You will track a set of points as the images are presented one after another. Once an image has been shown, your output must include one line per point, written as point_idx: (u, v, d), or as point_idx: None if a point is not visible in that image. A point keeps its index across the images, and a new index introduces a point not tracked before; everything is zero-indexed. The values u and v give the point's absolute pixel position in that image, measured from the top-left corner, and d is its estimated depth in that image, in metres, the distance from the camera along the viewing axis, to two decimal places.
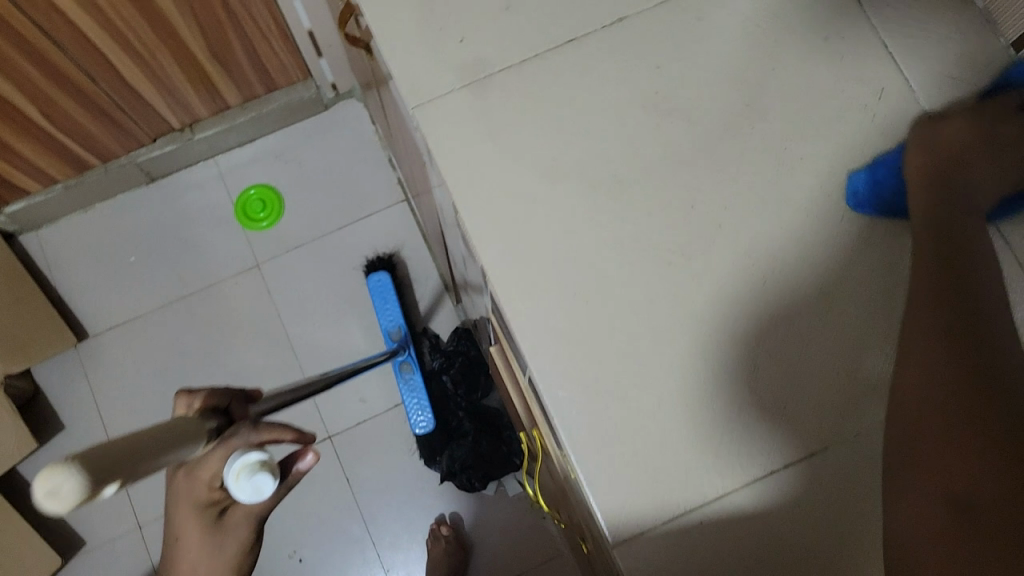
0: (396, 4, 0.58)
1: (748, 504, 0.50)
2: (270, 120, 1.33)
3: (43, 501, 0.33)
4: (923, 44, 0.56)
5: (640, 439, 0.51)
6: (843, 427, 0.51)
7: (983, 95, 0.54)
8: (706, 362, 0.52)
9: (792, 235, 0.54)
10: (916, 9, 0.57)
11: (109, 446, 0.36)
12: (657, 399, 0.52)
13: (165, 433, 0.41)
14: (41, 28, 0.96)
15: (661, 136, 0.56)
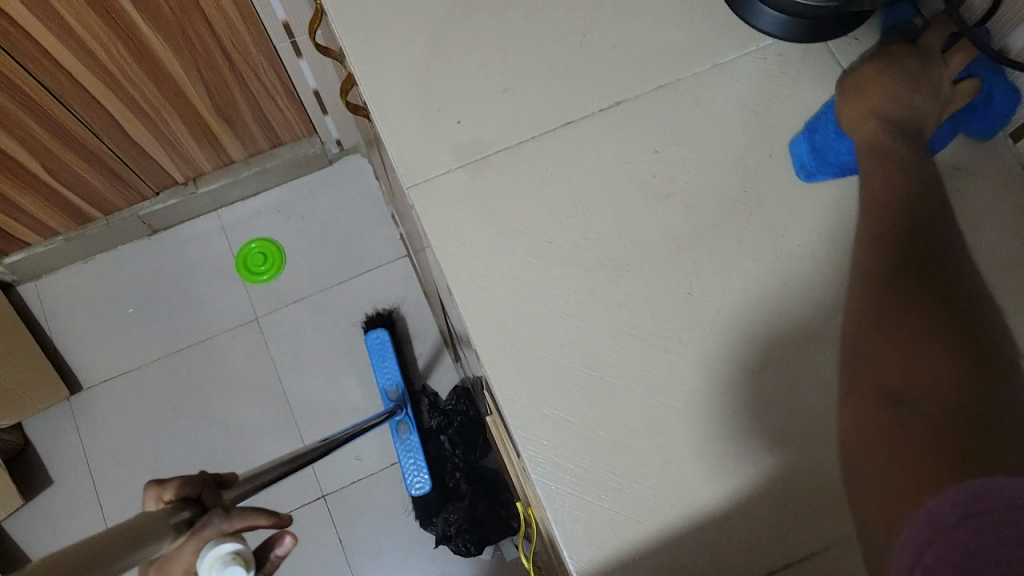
0: (395, 82, 0.58)
1: None
2: (274, 175, 1.34)
3: None
4: None
5: (634, 533, 0.49)
6: (844, 527, 0.49)
7: None
8: (705, 456, 0.50)
9: (795, 324, 0.53)
10: None
11: (51, 565, 0.33)
12: (653, 494, 0.50)
13: (116, 542, 0.37)
14: (48, 86, 0.98)
15: (660, 220, 0.55)
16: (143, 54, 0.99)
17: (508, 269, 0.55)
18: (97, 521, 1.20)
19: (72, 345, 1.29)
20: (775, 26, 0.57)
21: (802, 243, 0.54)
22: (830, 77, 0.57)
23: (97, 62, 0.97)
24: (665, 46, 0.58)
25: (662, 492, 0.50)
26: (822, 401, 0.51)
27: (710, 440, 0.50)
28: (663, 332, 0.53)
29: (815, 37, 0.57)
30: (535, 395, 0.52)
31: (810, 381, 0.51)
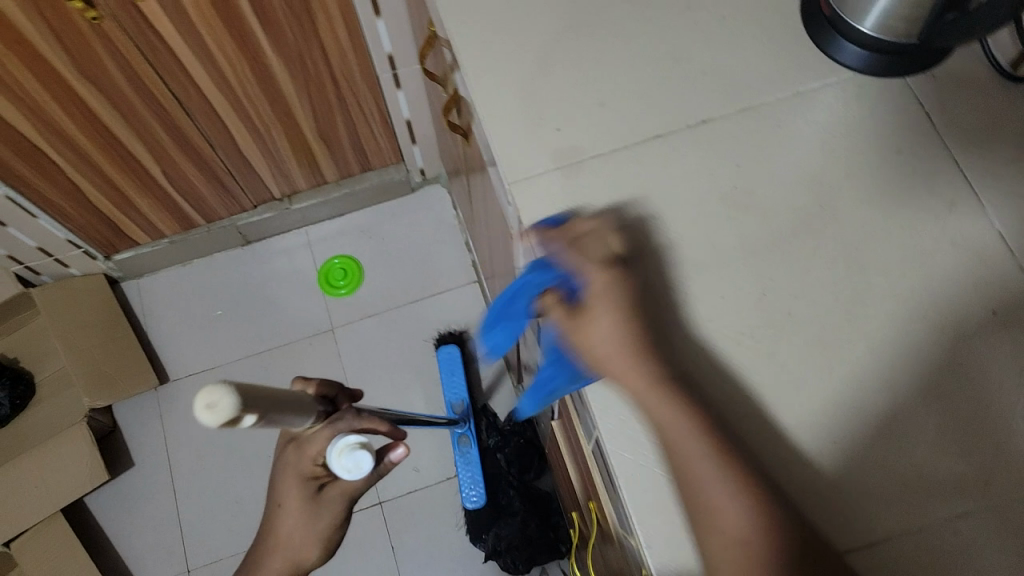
0: (504, 93, 0.66)
1: None
2: (361, 198, 1.44)
3: (203, 411, 0.41)
4: (996, 164, 0.60)
5: None
6: (908, 517, 0.51)
7: None
8: (769, 442, 0.54)
9: (859, 329, 0.57)
10: (987, 130, 0.61)
11: (245, 384, 0.45)
12: None
13: (278, 398, 0.50)
14: (179, 99, 1.10)
15: (738, 228, 0.61)
16: (264, 75, 1.10)
17: None
18: (171, 504, 1.30)
19: (164, 340, 1.39)
20: (856, 60, 0.64)
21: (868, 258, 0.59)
22: (899, 111, 0.63)
23: (224, 79, 1.09)
24: (746, 77, 0.65)
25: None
26: (880, 401, 0.55)
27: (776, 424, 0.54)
28: (735, 324, 0.58)
29: (895, 72, 0.63)
30: None
31: (873, 385, 0.55)
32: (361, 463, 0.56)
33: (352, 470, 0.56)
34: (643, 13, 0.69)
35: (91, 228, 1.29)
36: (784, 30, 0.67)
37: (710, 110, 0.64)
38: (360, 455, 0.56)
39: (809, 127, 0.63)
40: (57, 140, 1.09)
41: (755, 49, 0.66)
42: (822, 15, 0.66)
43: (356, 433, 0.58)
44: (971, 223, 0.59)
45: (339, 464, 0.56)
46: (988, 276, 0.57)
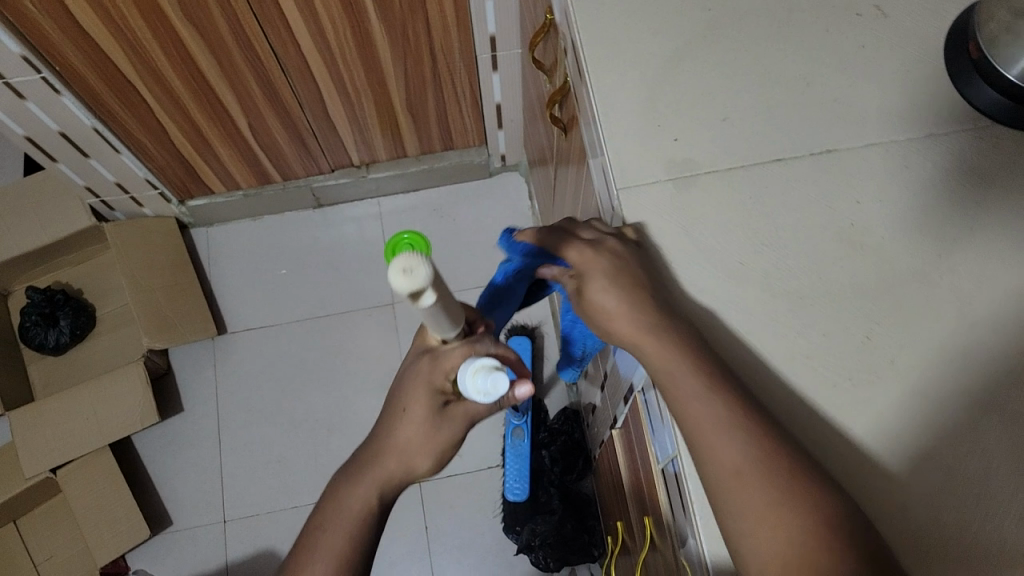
0: (625, 96, 0.63)
1: None
2: (437, 176, 1.42)
3: (396, 271, 0.50)
4: None
5: None
6: None
7: None
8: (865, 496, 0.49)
9: (982, 386, 0.51)
10: None
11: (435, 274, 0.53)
12: None
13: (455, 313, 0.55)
14: (276, 53, 1.08)
15: (857, 267, 0.56)
16: (364, 40, 1.08)
17: (701, 280, 0.57)
18: (214, 455, 1.31)
19: (225, 290, 1.40)
20: (996, 109, 0.58)
21: (998, 311, 0.53)
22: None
23: (323, 39, 1.07)
24: (883, 110, 0.61)
25: None
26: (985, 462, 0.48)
27: (878, 490, 0.49)
28: (845, 370, 0.53)
29: None
30: None
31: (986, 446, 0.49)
32: (494, 386, 0.52)
33: (485, 395, 0.52)
34: (781, 30, 0.65)
35: (170, 171, 1.30)
36: (930, 66, 0.63)
37: (843, 139, 0.60)
38: (496, 380, 0.52)
39: (945, 168, 0.59)
40: (151, 79, 1.08)
41: (899, 82, 0.62)
42: (966, 56, 0.60)
43: (495, 358, 0.54)
44: None
45: (472, 386, 0.52)
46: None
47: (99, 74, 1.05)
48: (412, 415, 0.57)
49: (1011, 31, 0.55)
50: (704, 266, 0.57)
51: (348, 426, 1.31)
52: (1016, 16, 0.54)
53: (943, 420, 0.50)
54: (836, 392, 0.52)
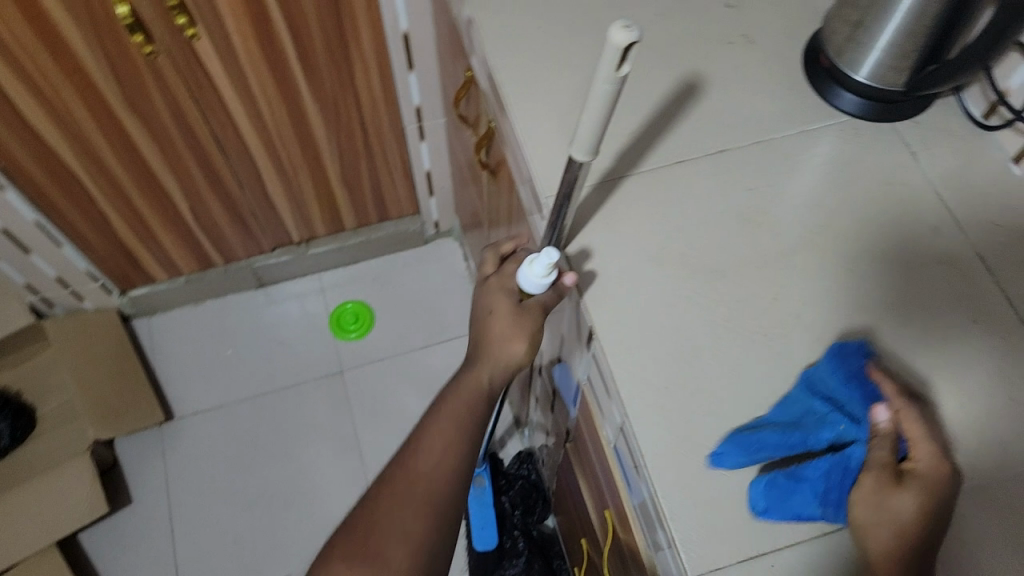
0: (541, 117, 0.72)
1: (819, 551, 0.53)
2: (376, 247, 1.49)
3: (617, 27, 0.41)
4: (973, 194, 0.67)
5: (720, 485, 0.55)
6: None
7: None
8: None
9: (863, 329, 0.61)
10: (966, 165, 0.68)
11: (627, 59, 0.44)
12: None
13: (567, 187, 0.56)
14: (217, 137, 1.15)
15: (753, 242, 0.65)
16: (298, 118, 1.17)
17: (627, 266, 0.64)
18: (168, 544, 1.27)
19: (172, 378, 1.40)
20: (853, 107, 0.71)
21: (866, 268, 0.64)
22: (890, 151, 0.70)
23: (261, 121, 1.15)
24: (762, 113, 0.72)
25: None
26: None
27: None
28: (751, 327, 0.61)
29: (888, 117, 0.71)
30: (642, 366, 0.60)
31: None
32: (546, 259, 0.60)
33: (539, 277, 0.61)
34: (672, 51, 0.75)
35: (112, 261, 1.32)
36: (793, 76, 0.74)
37: (728, 141, 0.70)
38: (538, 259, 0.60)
39: (811, 158, 0.70)
40: (94, 168, 1.13)
41: (769, 89, 0.73)
42: (820, 65, 0.72)
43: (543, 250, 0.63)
44: (954, 245, 0.64)
45: (533, 272, 0.61)
46: (975, 294, 0.62)
47: (44, 167, 1.10)
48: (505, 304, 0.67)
49: (851, 41, 0.68)
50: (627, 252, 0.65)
51: (306, 497, 1.31)
52: (853, 28, 0.67)
53: None
54: (746, 350, 0.60)
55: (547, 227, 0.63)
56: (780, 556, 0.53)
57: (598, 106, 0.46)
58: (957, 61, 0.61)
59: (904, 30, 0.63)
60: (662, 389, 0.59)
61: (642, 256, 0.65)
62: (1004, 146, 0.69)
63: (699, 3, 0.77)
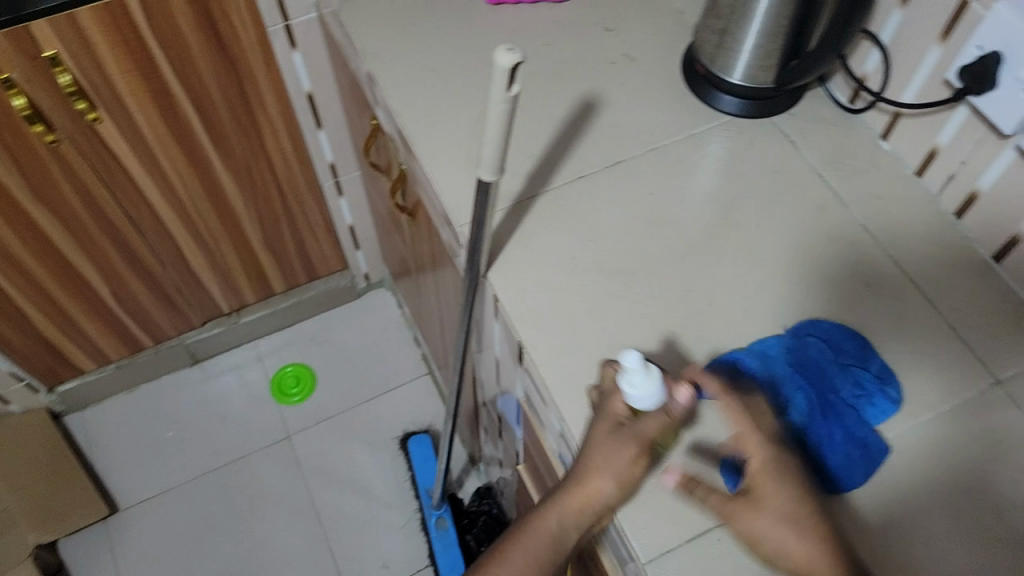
0: (446, 151, 0.75)
1: None
2: (309, 307, 1.50)
3: (501, 51, 0.44)
4: (849, 171, 0.72)
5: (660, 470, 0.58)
6: None
7: (898, 203, 0.70)
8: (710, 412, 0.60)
9: (769, 306, 0.65)
10: (841, 145, 0.74)
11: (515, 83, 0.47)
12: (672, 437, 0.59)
13: (479, 217, 0.59)
14: (131, 216, 1.15)
15: (659, 241, 0.69)
16: (213, 187, 1.17)
17: (546, 278, 0.67)
18: None
19: (112, 470, 1.36)
20: (733, 107, 0.76)
21: (764, 250, 0.68)
22: (771, 141, 0.75)
23: (175, 195, 1.15)
24: (652, 122, 0.76)
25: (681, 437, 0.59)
26: None
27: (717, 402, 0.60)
28: (669, 319, 0.64)
29: (766, 112, 0.76)
30: (572, 370, 0.62)
31: None
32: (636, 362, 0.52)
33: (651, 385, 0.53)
34: (562, 73, 0.79)
35: (35, 358, 1.28)
36: (675, 85, 0.79)
37: (625, 151, 0.74)
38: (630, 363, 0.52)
39: (702, 157, 0.74)
40: (6, 265, 1.10)
41: (655, 99, 0.78)
42: (697, 73, 0.78)
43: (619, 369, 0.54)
44: (839, 220, 0.69)
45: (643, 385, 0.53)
46: (864, 262, 0.67)
47: None
48: (599, 435, 0.55)
49: (720, 47, 0.73)
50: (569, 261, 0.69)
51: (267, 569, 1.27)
52: (718, 35, 0.73)
53: (748, 338, 0.63)
54: (666, 341, 0.63)
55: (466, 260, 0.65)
56: (722, 530, 0.55)
57: (496, 124, 0.48)
58: (812, 53, 0.67)
59: (762, 32, 0.69)
60: (593, 390, 0.61)
61: (558, 269, 0.67)
62: (870, 124, 0.75)
63: (579, 31, 0.82)
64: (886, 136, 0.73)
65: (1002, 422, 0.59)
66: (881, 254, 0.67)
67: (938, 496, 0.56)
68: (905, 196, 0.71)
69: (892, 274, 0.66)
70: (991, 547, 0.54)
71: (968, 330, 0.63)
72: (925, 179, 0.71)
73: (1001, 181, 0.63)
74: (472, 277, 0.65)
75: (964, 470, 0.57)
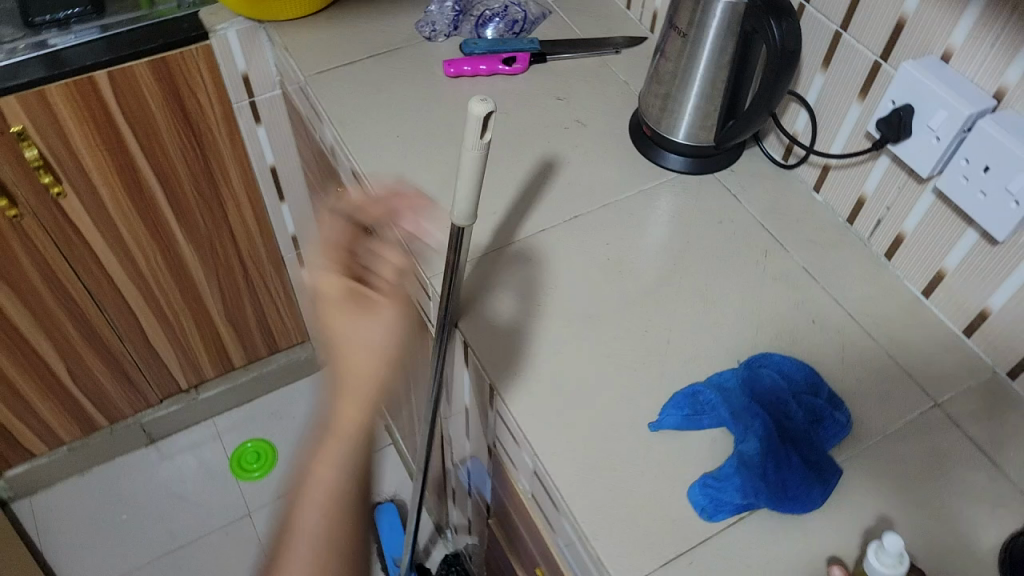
0: (412, 210, 0.78)
1: (728, 543, 0.58)
2: (268, 381, 1.49)
3: (476, 102, 0.50)
4: (788, 220, 0.78)
5: (631, 500, 0.60)
6: None
7: (834, 247, 0.76)
8: (676, 445, 0.63)
9: (723, 343, 0.69)
10: (779, 197, 0.80)
11: (482, 140, 0.52)
12: (641, 469, 0.62)
13: (450, 263, 0.62)
14: (90, 290, 1.14)
15: (618, 287, 0.73)
16: (175, 259, 1.18)
17: (512, 326, 0.70)
18: None
19: (61, 557, 1.30)
20: (680, 165, 0.82)
21: (716, 292, 0.73)
22: (716, 194, 0.81)
23: (137, 269, 1.16)
24: (606, 180, 0.82)
25: (649, 468, 0.62)
26: None
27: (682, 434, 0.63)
28: (630, 361, 0.68)
29: (709, 169, 0.82)
30: (543, 411, 0.65)
31: None
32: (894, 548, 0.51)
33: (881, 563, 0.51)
34: (519, 137, 0.84)
35: None
36: (624, 147, 0.85)
37: (580, 207, 0.79)
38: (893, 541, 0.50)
39: (654, 210, 0.79)
40: None
41: (607, 159, 0.83)
42: (645, 135, 0.84)
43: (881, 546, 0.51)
44: (784, 263, 0.75)
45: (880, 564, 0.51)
46: (807, 301, 0.72)
47: None
48: None
49: (664, 111, 0.80)
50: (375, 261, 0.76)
51: None
52: (662, 100, 0.79)
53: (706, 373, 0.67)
54: (628, 380, 0.67)
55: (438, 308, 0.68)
56: (694, 555, 0.57)
57: (469, 169, 0.54)
58: (747, 113, 0.73)
59: (704, 95, 0.75)
60: (565, 428, 0.64)
61: (524, 317, 0.71)
62: (803, 177, 0.81)
63: (533, 100, 0.88)
64: (818, 187, 0.80)
65: (945, 440, 0.63)
66: (822, 294, 0.72)
67: (894, 513, 0.60)
68: (839, 241, 0.77)
69: (835, 311, 0.71)
70: (943, 556, 0.58)
71: (906, 359, 0.68)
72: (856, 226, 0.77)
73: (922, 221, 0.69)
74: (444, 324, 0.68)
75: (914, 487, 0.61)
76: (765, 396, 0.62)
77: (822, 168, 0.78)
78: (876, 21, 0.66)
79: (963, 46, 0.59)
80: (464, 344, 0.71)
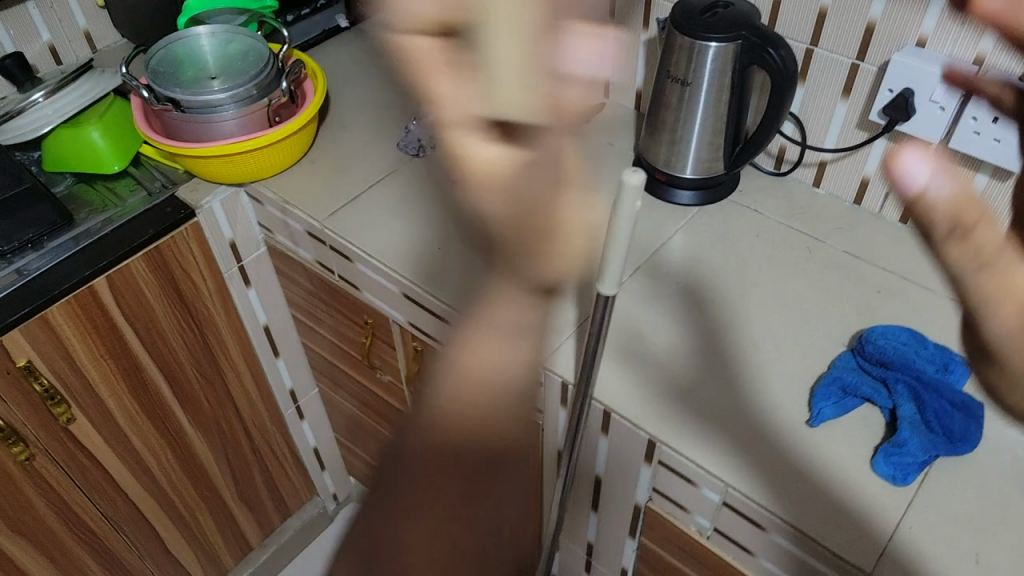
0: None
1: (925, 501, 0.64)
2: (288, 551, 1.42)
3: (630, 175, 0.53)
4: (810, 216, 0.88)
5: (828, 497, 0.65)
6: None
7: (857, 226, 0.86)
8: (836, 435, 0.68)
9: (821, 333, 0.76)
10: (790, 201, 0.90)
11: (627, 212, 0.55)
12: (821, 466, 0.66)
13: (595, 333, 0.65)
14: (108, 514, 1.04)
15: (708, 317, 0.78)
16: (186, 453, 1.10)
17: (639, 379, 0.73)
18: None
19: None
20: (693, 199, 0.90)
21: (790, 292, 0.80)
22: (737, 213, 0.89)
23: (151, 476, 1.07)
24: (640, 229, 0.88)
25: (826, 461, 0.67)
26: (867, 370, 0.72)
27: (837, 423, 0.69)
28: (759, 376, 0.73)
29: (720, 195, 0.91)
30: (710, 447, 0.68)
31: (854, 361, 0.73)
32: None
33: None
34: None
35: None
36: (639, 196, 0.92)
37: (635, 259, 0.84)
38: None
39: (695, 241, 0.86)
40: None
41: None
42: (656, 181, 0.91)
43: None
44: (828, 253, 0.84)
45: None
46: (863, 277, 0.81)
47: None
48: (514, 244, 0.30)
49: (672, 155, 0.87)
50: (474, 142, 0.25)
51: None
52: (670, 145, 0.87)
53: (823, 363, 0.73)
54: (764, 393, 0.72)
55: (577, 385, 0.70)
56: (910, 517, 0.63)
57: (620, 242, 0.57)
58: (756, 138, 0.82)
59: (708, 132, 0.83)
60: (738, 452, 0.68)
61: (644, 369, 0.74)
62: (800, 178, 0.91)
63: None
64: (819, 182, 0.90)
65: None
66: (873, 268, 0.82)
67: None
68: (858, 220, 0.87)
69: (890, 277, 0.81)
70: None
71: None
72: (865, 204, 0.88)
73: None
74: (586, 399, 0.70)
75: None
76: (897, 362, 0.69)
77: (819, 165, 0.89)
78: (847, 29, 0.77)
79: (936, 32, 0.72)
80: (603, 416, 0.73)
